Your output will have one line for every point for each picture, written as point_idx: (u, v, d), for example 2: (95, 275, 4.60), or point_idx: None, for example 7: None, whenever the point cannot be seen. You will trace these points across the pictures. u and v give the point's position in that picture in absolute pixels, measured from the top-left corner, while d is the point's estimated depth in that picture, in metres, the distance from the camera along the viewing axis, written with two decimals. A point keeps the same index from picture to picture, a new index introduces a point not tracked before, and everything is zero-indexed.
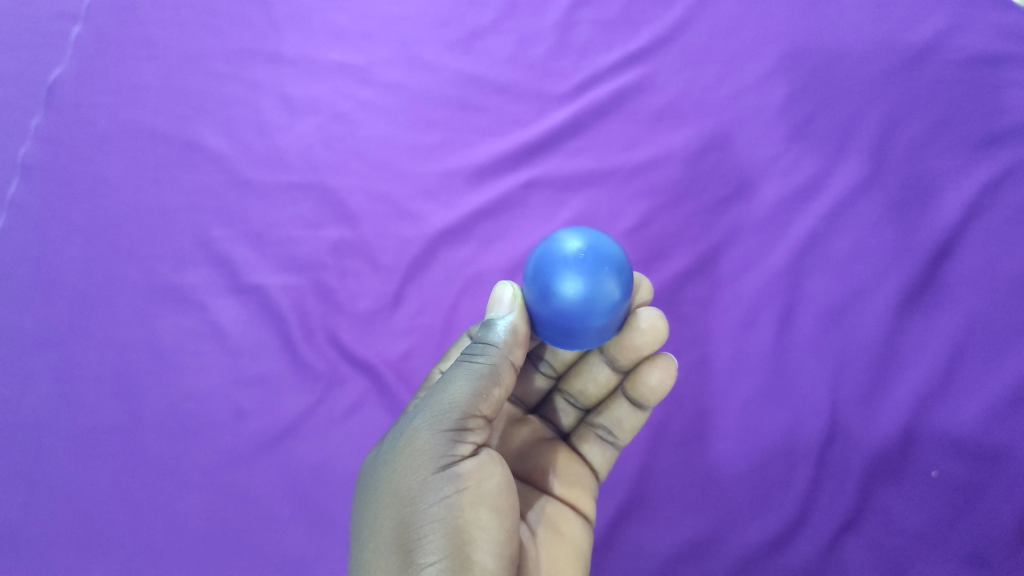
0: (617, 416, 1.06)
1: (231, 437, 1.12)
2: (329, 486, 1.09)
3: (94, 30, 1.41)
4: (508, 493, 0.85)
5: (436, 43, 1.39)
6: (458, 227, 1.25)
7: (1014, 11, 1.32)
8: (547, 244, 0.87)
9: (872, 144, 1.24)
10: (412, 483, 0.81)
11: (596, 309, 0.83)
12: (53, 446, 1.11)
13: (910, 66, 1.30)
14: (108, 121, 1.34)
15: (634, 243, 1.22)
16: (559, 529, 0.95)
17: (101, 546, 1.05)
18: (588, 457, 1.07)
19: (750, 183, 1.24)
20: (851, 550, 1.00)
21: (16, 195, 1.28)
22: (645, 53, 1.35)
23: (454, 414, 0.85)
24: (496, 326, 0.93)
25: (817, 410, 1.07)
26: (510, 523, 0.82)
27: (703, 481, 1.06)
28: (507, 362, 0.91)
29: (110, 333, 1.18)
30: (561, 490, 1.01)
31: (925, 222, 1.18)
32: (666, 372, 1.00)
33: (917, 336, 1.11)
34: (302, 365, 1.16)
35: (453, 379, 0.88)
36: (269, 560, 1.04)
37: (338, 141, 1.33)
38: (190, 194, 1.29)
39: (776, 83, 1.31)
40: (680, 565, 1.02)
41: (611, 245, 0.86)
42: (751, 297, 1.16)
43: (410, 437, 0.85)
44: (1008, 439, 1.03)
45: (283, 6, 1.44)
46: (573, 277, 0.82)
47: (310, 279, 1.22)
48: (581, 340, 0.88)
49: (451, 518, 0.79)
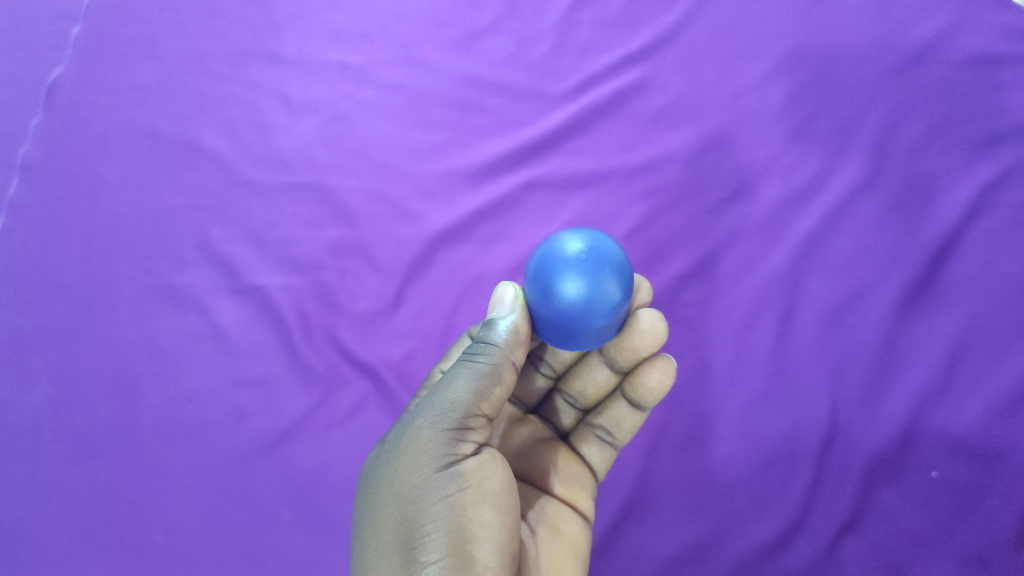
0: (616, 416, 1.06)
1: (231, 438, 1.12)
2: (330, 487, 1.09)
3: (93, 30, 1.41)
4: (509, 491, 0.85)
5: (436, 43, 1.39)
6: (458, 228, 1.25)
7: (1015, 11, 1.32)
8: (548, 245, 0.87)
9: (873, 144, 1.24)
10: (414, 481, 0.81)
11: (597, 309, 0.83)
12: (54, 447, 1.11)
13: (911, 66, 1.29)
14: (108, 121, 1.34)
15: (634, 244, 1.22)
16: (559, 528, 0.95)
17: (102, 547, 1.05)
18: (587, 457, 1.07)
19: (750, 184, 1.24)
20: (851, 550, 1.00)
21: (15, 196, 1.28)
22: (646, 53, 1.35)
23: (455, 412, 0.85)
24: (497, 326, 0.93)
25: (817, 411, 1.07)
26: (512, 522, 0.82)
27: (703, 482, 1.06)
28: (507, 361, 0.91)
29: (110, 334, 1.18)
30: (561, 489, 1.01)
31: (926, 223, 1.18)
32: (665, 373, 1.00)
33: (917, 337, 1.11)
34: (302, 366, 1.16)
35: (454, 379, 0.88)
36: (270, 561, 1.04)
37: (338, 142, 1.32)
38: (189, 194, 1.29)
39: (777, 83, 1.30)
40: (680, 566, 1.02)
41: (612, 246, 0.86)
42: (751, 299, 1.16)
43: (412, 435, 0.85)
44: (1008, 440, 1.03)
45: (283, 6, 1.44)
46: (574, 278, 0.82)
47: (309, 280, 1.22)
48: (581, 340, 0.87)
49: (453, 516, 0.79)
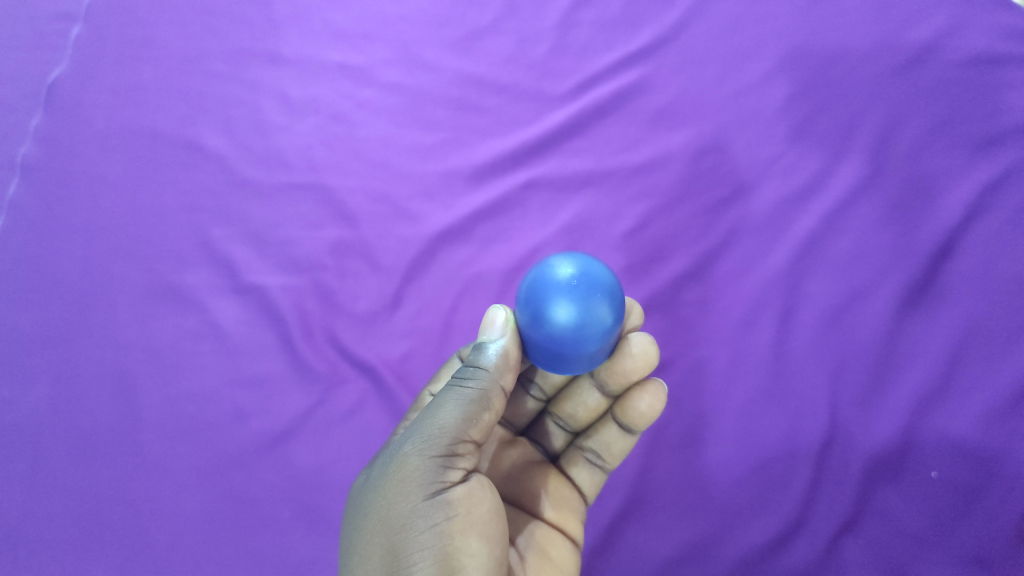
0: (606, 440, 1.06)
1: (231, 438, 1.12)
2: (330, 486, 1.09)
3: (94, 30, 1.41)
4: (498, 519, 0.85)
5: (436, 43, 1.39)
6: (457, 228, 1.25)
7: (1015, 11, 1.32)
8: (539, 270, 0.87)
9: (872, 144, 1.24)
10: (401, 510, 0.81)
11: (589, 334, 0.82)
12: (53, 446, 1.11)
13: (911, 67, 1.29)
14: (108, 122, 1.34)
15: (633, 244, 1.22)
16: (548, 553, 0.95)
17: (100, 548, 1.05)
18: (577, 481, 1.06)
19: (749, 184, 1.24)
20: (851, 552, 1.00)
21: (16, 195, 1.28)
22: (646, 53, 1.35)
23: (444, 439, 0.85)
24: (487, 350, 0.93)
25: (816, 412, 1.07)
26: (500, 550, 0.82)
27: (701, 483, 1.06)
28: (497, 386, 0.91)
29: (110, 333, 1.18)
30: (550, 513, 1.00)
31: (925, 223, 1.18)
32: (656, 397, 1.00)
33: (916, 337, 1.11)
34: (301, 366, 1.16)
35: (443, 404, 0.88)
36: (269, 560, 1.04)
37: (338, 142, 1.32)
38: (189, 194, 1.29)
39: (777, 83, 1.30)
40: (679, 567, 1.02)
41: (603, 270, 0.86)
42: (750, 299, 1.16)
43: (400, 462, 0.85)
44: (1008, 441, 1.03)
45: (284, 6, 1.44)
46: (565, 303, 0.82)
47: (309, 279, 1.22)
48: (572, 365, 0.87)
49: (441, 545, 0.79)
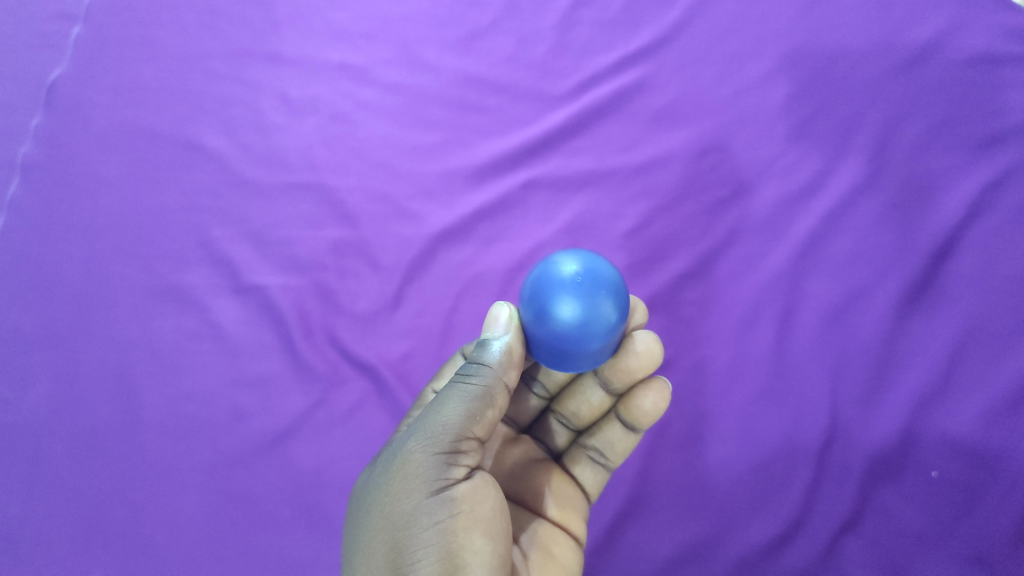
0: (610, 438, 1.06)
1: (232, 438, 1.12)
2: (331, 486, 1.09)
3: (93, 29, 1.41)
4: (502, 516, 0.85)
5: (436, 43, 1.39)
6: (457, 227, 1.25)
7: (1015, 11, 1.32)
8: (543, 267, 0.87)
9: (873, 144, 1.24)
10: (405, 507, 0.81)
11: (593, 332, 0.82)
12: (53, 446, 1.11)
13: (911, 67, 1.29)
14: (108, 121, 1.34)
15: (633, 244, 1.22)
16: (551, 551, 0.95)
17: (100, 547, 1.05)
18: (581, 479, 1.06)
19: (749, 184, 1.24)
20: (851, 551, 1.00)
21: (16, 195, 1.28)
22: (646, 53, 1.35)
23: (448, 436, 0.85)
24: (491, 346, 0.93)
25: (817, 412, 1.07)
26: (504, 547, 0.82)
27: (703, 483, 1.06)
28: (501, 383, 0.91)
29: (110, 333, 1.18)
30: (554, 511, 1.00)
31: (925, 222, 1.18)
32: (660, 396, 1.01)
33: (916, 337, 1.11)
34: (301, 366, 1.16)
35: (447, 401, 0.88)
36: (269, 560, 1.04)
37: (338, 141, 1.32)
38: (189, 194, 1.29)
39: (778, 83, 1.30)
40: (679, 567, 1.02)
41: (607, 267, 0.86)
42: (751, 298, 1.16)
43: (404, 459, 0.85)
44: (1008, 441, 1.03)
45: (285, 6, 1.44)
46: (569, 300, 0.82)
47: (310, 279, 1.22)
48: (576, 362, 0.87)
49: (444, 542, 0.78)
